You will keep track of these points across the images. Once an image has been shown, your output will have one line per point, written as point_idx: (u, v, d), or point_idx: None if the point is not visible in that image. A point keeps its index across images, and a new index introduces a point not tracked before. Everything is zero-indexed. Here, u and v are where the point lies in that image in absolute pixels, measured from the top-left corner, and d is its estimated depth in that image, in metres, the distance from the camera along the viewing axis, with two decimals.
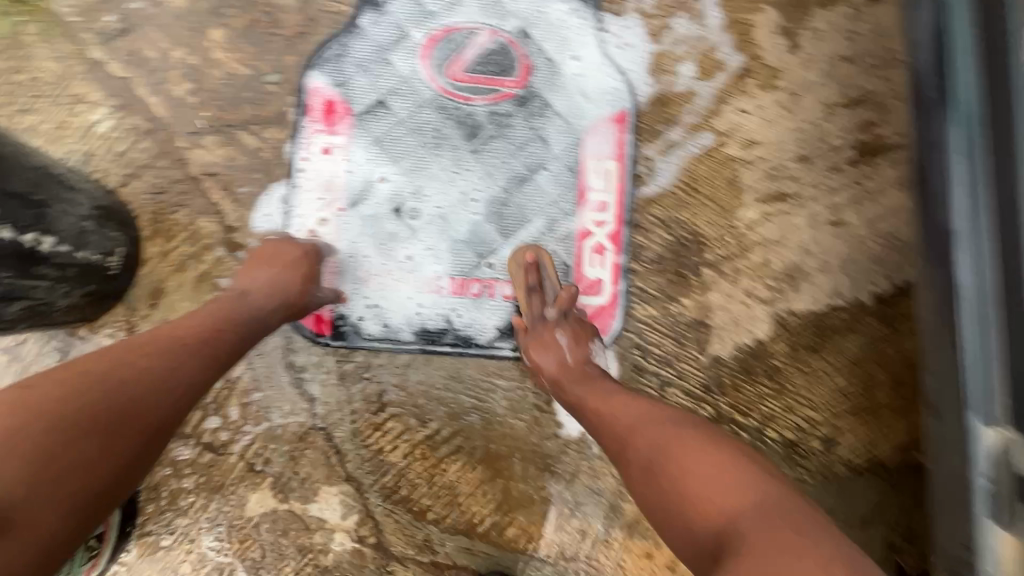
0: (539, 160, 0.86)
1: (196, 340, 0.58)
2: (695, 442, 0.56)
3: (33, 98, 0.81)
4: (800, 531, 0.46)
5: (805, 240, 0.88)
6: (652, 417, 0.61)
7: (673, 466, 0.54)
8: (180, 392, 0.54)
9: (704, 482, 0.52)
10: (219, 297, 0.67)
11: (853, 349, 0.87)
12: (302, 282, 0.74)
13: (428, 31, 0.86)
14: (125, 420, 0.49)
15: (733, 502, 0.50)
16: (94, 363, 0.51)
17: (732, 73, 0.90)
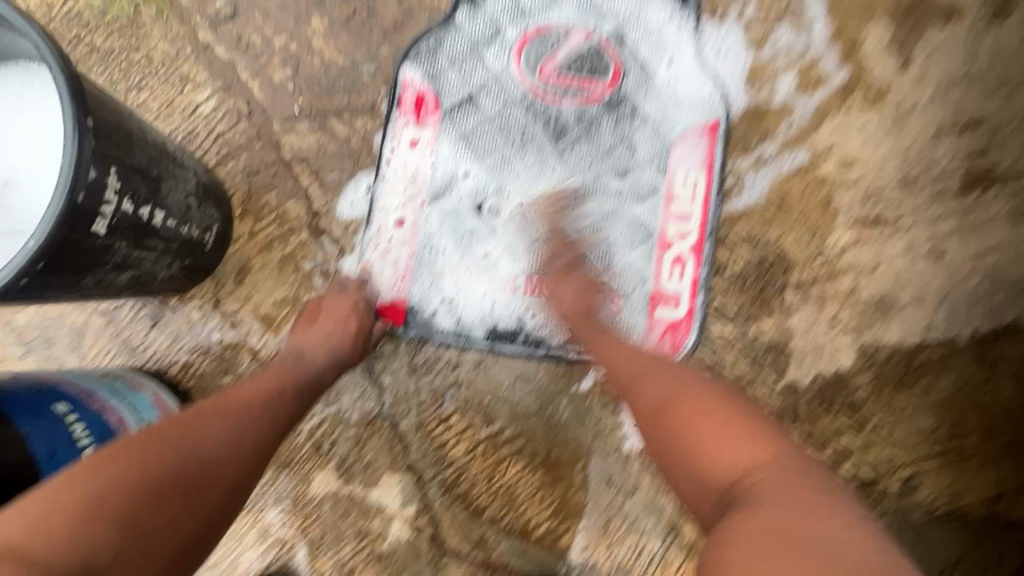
0: (624, 166, 0.85)
1: (264, 396, 0.61)
2: (718, 406, 0.56)
3: (146, 77, 0.86)
4: (813, 490, 0.48)
5: (900, 269, 0.83)
6: (675, 375, 0.62)
7: (690, 424, 0.55)
8: (252, 454, 0.55)
9: (721, 443, 0.53)
10: (283, 357, 0.70)
11: (944, 389, 0.81)
12: (356, 331, 0.76)
13: (523, 30, 0.86)
14: (205, 485, 0.50)
15: (746, 457, 0.51)
16: (172, 425, 0.52)
17: (835, 88, 0.85)
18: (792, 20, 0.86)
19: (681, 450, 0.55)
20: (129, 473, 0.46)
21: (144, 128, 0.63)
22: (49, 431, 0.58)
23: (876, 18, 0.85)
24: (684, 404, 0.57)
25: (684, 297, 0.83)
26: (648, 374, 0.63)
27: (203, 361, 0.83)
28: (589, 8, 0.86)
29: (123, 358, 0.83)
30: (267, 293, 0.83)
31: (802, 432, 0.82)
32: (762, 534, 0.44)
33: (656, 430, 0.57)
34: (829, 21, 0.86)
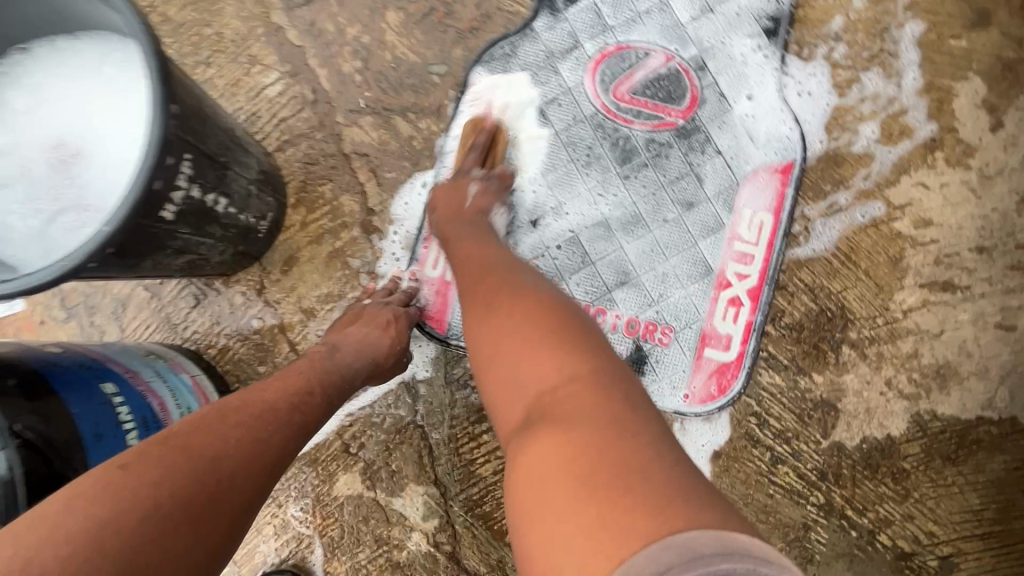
0: (689, 198, 0.82)
1: (280, 404, 0.57)
2: (531, 318, 0.54)
3: (216, 53, 0.85)
4: (593, 407, 0.45)
5: (965, 339, 0.80)
6: (505, 301, 0.57)
7: (507, 351, 0.53)
8: (266, 471, 0.51)
9: (528, 361, 0.51)
10: (310, 352, 0.66)
11: (995, 468, 0.78)
12: (390, 343, 0.72)
13: (602, 46, 0.83)
14: (215, 504, 0.46)
15: (544, 378, 0.49)
16: (181, 439, 0.48)
17: (919, 142, 0.81)
18: (881, 66, 0.82)
19: (500, 372, 0.53)
20: (132, 497, 0.42)
21: (218, 112, 0.62)
22: (97, 411, 0.56)
23: (971, 73, 0.81)
24: (503, 324, 0.55)
25: (735, 340, 0.80)
26: (484, 292, 0.59)
27: (241, 346, 0.82)
28: (673, 31, 0.83)
29: (162, 334, 0.82)
30: (312, 286, 0.82)
31: (842, 494, 0.79)
32: (562, 462, 0.41)
33: (484, 356, 0.55)
34: (921, 72, 0.82)
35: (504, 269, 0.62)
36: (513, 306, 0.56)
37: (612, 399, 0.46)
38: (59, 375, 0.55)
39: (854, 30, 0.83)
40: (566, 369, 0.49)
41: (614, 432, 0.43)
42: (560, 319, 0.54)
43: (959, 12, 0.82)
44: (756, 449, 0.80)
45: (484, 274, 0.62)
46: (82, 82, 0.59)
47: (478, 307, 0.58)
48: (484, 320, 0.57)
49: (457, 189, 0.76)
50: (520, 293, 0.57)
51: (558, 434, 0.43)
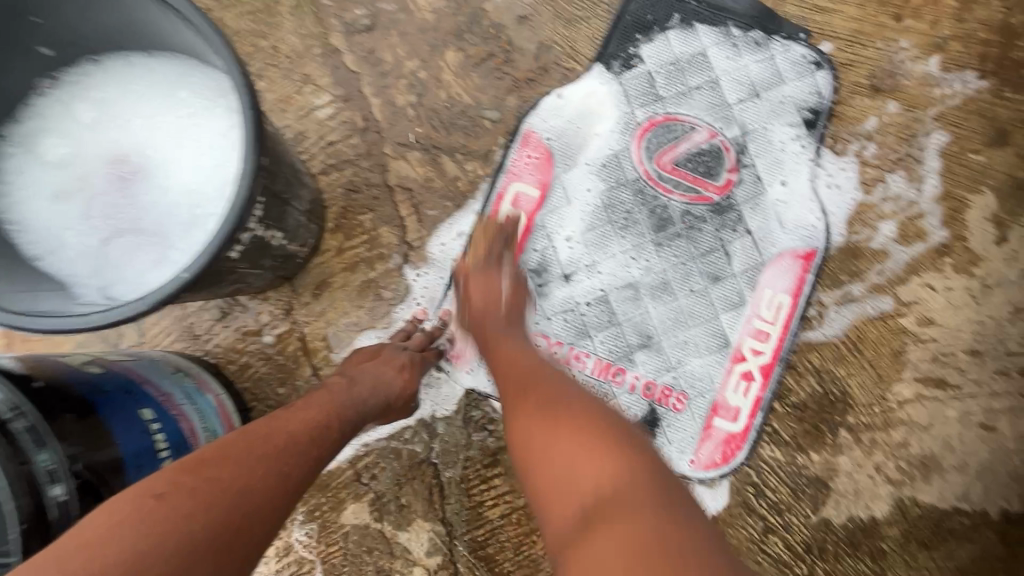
0: (716, 272, 0.85)
1: (303, 434, 0.56)
2: (582, 408, 0.59)
3: (270, 67, 0.85)
4: (641, 507, 0.51)
5: (950, 434, 0.85)
6: (558, 387, 0.62)
7: (555, 458, 0.56)
8: (290, 501, 0.51)
9: (580, 478, 0.54)
10: (327, 383, 0.67)
11: (965, 557, 0.84)
12: (402, 387, 0.72)
13: (651, 115, 0.86)
14: (240, 536, 0.46)
15: (596, 478, 0.53)
16: (211, 469, 0.48)
17: (931, 247, 0.87)
18: (906, 169, 0.87)
19: (541, 476, 0.56)
20: (164, 529, 0.43)
21: (284, 147, 0.62)
22: (139, 439, 0.57)
23: (985, 187, 0.87)
24: (547, 420, 0.58)
25: (744, 413, 0.84)
26: (529, 394, 0.62)
27: (262, 365, 0.82)
28: (719, 109, 0.86)
29: (182, 344, 0.81)
30: (341, 313, 0.82)
31: (824, 568, 0.84)
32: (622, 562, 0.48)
33: (528, 450, 0.58)
34: (941, 179, 0.87)
35: (547, 373, 0.64)
36: (563, 411, 0.59)
37: (656, 510, 0.51)
38: (103, 401, 0.55)
39: (885, 132, 0.87)
40: (614, 471, 0.53)
41: (651, 543, 0.48)
42: (606, 429, 0.57)
43: (982, 128, 0.87)
44: (750, 519, 0.84)
45: (526, 379, 0.64)
46: (152, 102, 0.59)
47: (524, 409, 0.61)
48: (535, 408, 0.60)
49: (490, 280, 0.74)
50: (564, 399, 0.60)
51: (617, 543, 0.49)
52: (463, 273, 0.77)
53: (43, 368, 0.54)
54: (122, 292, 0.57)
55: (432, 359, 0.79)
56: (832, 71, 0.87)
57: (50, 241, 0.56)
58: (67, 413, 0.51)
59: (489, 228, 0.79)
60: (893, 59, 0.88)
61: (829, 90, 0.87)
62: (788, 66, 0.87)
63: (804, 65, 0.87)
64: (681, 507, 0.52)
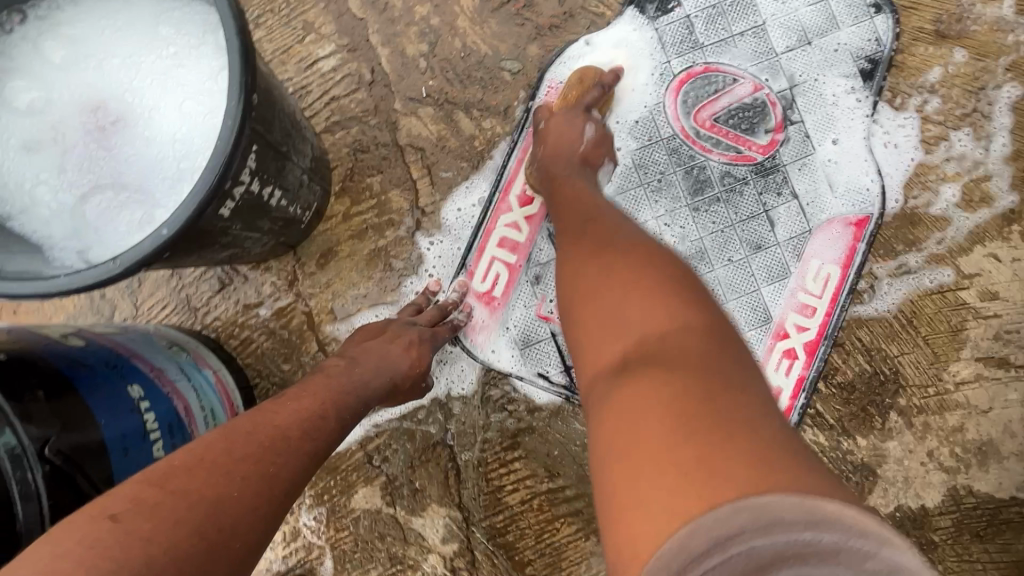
0: (758, 240, 0.77)
1: (292, 430, 0.51)
2: (637, 253, 0.54)
3: (268, 14, 0.77)
4: (682, 359, 0.43)
5: (1011, 419, 0.78)
6: (619, 232, 0.57)
7: (623, 294, 0.50)
8: (277, 508, 0.45)
9: (637, 317, 0.48)
10: (325, 367, 0.61)
11: (1023, 550, 0.77)
12: (410, 365, 0.66)
13: (688, 65, 0.77)
14: (219, 553, 0.39)
15: (651, 316, 0.47)
16: (179, 480, 0.41)
17: (998, 213, 0.78)
18: (973, 126, 0.78)
19: (590, 319, 0.52)
20: (121, 552, 0.36)
21: (281, 94, 0.55)
22: (124, 420, 0.51)
23: None
24: (598, 269, 0.54)
25: (785, 394, 0.77)
26: (585, 240, 0.58)
27: (265, 340, 0.76)
28: (766, 59, 0.77)
29: (180, 317, 0.76)
30: (349, 284, 0.76)
31: None
32: (658, 413, 0.40)
33: (575, 296, 0.54)
34: (1012, 137, 0.78)
35: (613, 215, 0.60)
36: (613, 262, 0.53)
37: (710, 372, 0.42)
38: (82, 377, 0.50)
39: (951, 84, 0.78)
40: (674, 317, 0.47)
41: (701, 388, 0.40)
42: (664, 282, 0.51)
43: None
44: None
45: (588, 219, 0.60)
46: (131, 40, 0.52)
47: (577, 246, 0.58)
48: (586, 258, 0.56)
49: (574, 124, 0.70)
50: (622, 244, 0.55)
51: (641, 395, 0.42)
52: (544, 112, 0.72)
53: (12, 341, 0.49)
54: (103, 255, 0.50)
55: (447, 334, 0.73)
56: (893, 15, 0.78)
57: (21, 199, 0.51)
58: (39, 391, 0.46)
59: (570, 97, 0.73)
60: (964, 2, 0.78)
61: (889, 36, 0.78)
62: (843, 10, 0.78)
63: (861, 7, 0.78)
64: (736, 374, 0.43)
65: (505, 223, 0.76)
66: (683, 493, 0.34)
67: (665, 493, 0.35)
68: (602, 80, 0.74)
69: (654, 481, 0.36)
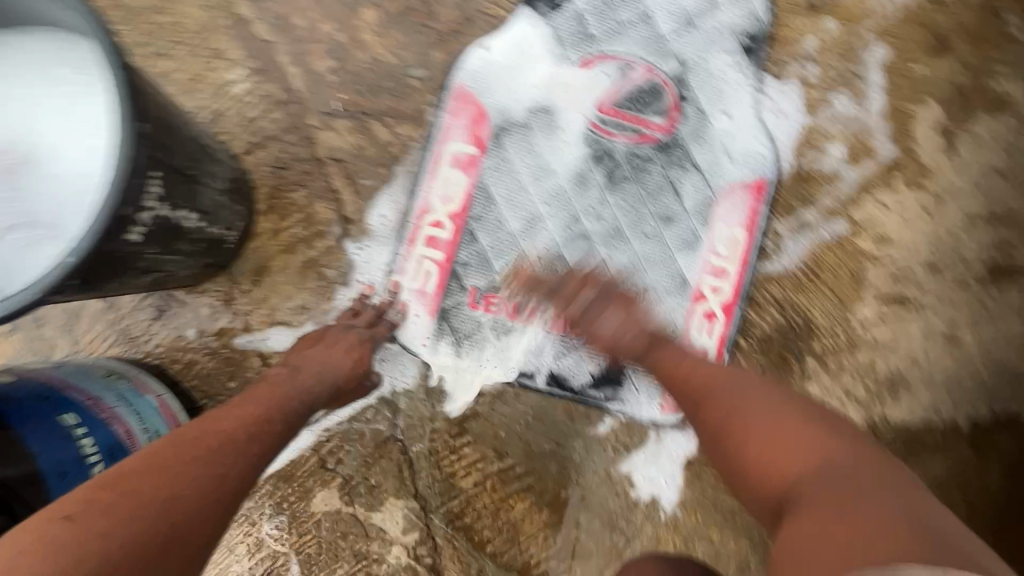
0: (669, 212, 0.83)
1: (239, 433, 0.53)
2: (763, 398, 0.56)
3: (173, 44, 0.79)
4: (854, 487, 0.44)
5: (915, 350, 0.85)
6: (732, 394, 0.57)
7: (757, 441, 0.52)
8: (230, 502, 0.49)
9: (787, 457, 0.49)
10: (266, 376, 0.64)
11: (936, 469, 0.85)
12: (352, 365, 0.70)
13: (585, 56, 0.82)
14: (173, 543, 0.43)
15: (804, 461, 0.48)
16: (132, 480, 0.45)
17: (881, 164, 0.85)
18: (850, 87, 0.85)
19: (741, 458, 0.52)
20: (81, 545, 0.39)
21: (183, 120, 0.57)
22: (57, 449, 0.55)
23: (929, 98, 0.85)
24: (742, 407, 0.55)
25: (709, 353, 0.83)
26: (704, 392, 0.59)
27: (208, 361, 0.78)
28: (655, 44, 0.83)
29: (119, 349, 0.77)
30: (284, 297, 0.79)
31: None
32: (818, 527, 0.41)
33: (713, 443, 0.56)
34: (886, 94, 0.85)
35: (714, 373, 0.61)
36: (734, 418, 0.54)
37: (869, 491, 0.44)
38: (15, 413, 0.55)
39: (826, 51, 0.85)
40: (824, 455, 0.48)
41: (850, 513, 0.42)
42: (802, 426, 0.52)
43: (921, 37, 0.85)
44: None
45: (699, 383, 0.61)
46: (36, 85, 0.54)
47: (705, 392, 0.59)
48: (723, 395, 0.58)
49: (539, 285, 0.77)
50: (753, 392, 0.57)
51: (811, 527, 0.41)
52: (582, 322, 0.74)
53: None
54: (18, 289, 0.53)
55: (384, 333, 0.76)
56: None
57: None
58: None
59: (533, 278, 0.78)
60: None
61: (764, 13, 0.84)
62: None
63: None
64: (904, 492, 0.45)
65: (430, 222, 0.80)
66: (868, 557, 0.36)
67: (836, 558, 0.37)
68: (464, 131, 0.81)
69: (827, 557, 0.38)
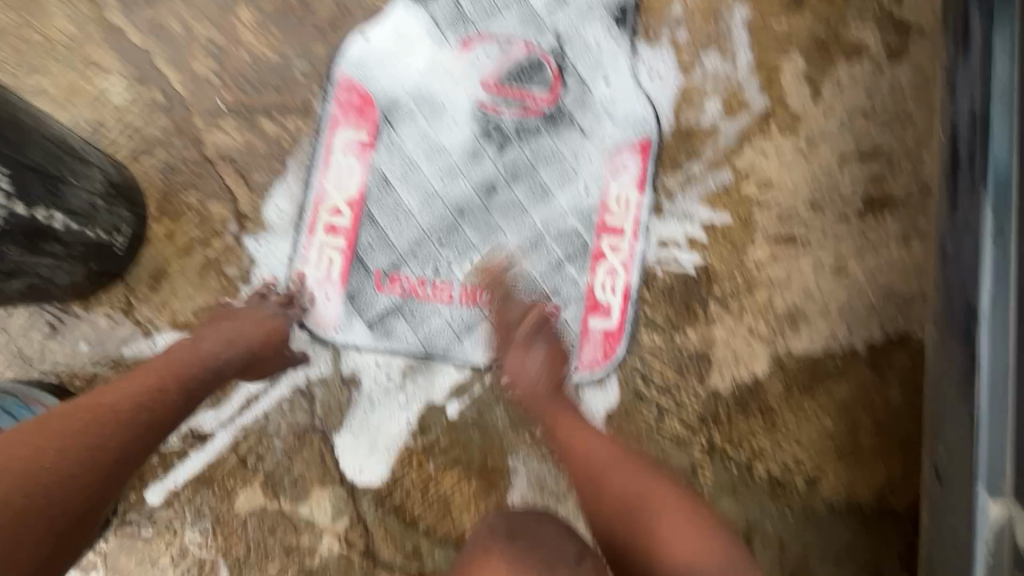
0: (563, 179, 0.86)
1: (129, 403, 0.54)
2: (648, 478, 0.64)
3: (45, 58, 0.78)
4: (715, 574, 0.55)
5: (809, 284, 0.90)
6: (628, 469, 0.65)
7: (644, 520, 0.60)
8: (115, 467, 0.50)
9: (679, 539, 0.58)
10: (173, 346, 0.65)
11: (843, 394, 0.89)
12: (266, 338, 0.71)
13: (464, 38, 0.85)
14: (41, 508, 0.45)
15: (685, 547, 0.58)
16: (5, 447, 0.46)
17: (755, 114, 0.90)
18: (718, 47, 0.91)
19: (631, 532, 0.60)
20: None
21: (46, 124, 0.61)
22: None
23: (792, 50, 0.91)
24: (635, 487, 0.63)
25: (615, 308, 0.87)
26: (596, 467, 0.66)
27: (110, 373, 0.76)
28: (531, 20, 0.87)
29: (16, 371, 0.75)
30: (186, 299, 0.78)
31: (721, 435, 0.89)
32: None
33: (611, 526, 0.62)
34: (752, 50, 0.91)
35: (609, 441, 0.69)
36: (631, 498, 0.62)
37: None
38: None
39: (692, 16, 0.90)
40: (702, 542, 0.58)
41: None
42: (683, 504, 0.62)
43: None
44: (644, 406, 0.88)
45: (599, 451, 0.67)
46: None
47: (599, 469, 0.66)
48: (617, 470, 0.65)
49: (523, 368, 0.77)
50: (640, 470, 0.65)
51: None
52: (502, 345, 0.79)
53: None
54: None
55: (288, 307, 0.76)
56: None
57: None
58: None
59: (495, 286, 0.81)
60: None
61: None
62: None
63: None
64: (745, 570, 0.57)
65: (328, 211, 0.81)
66: None
67: None
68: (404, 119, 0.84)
69: None
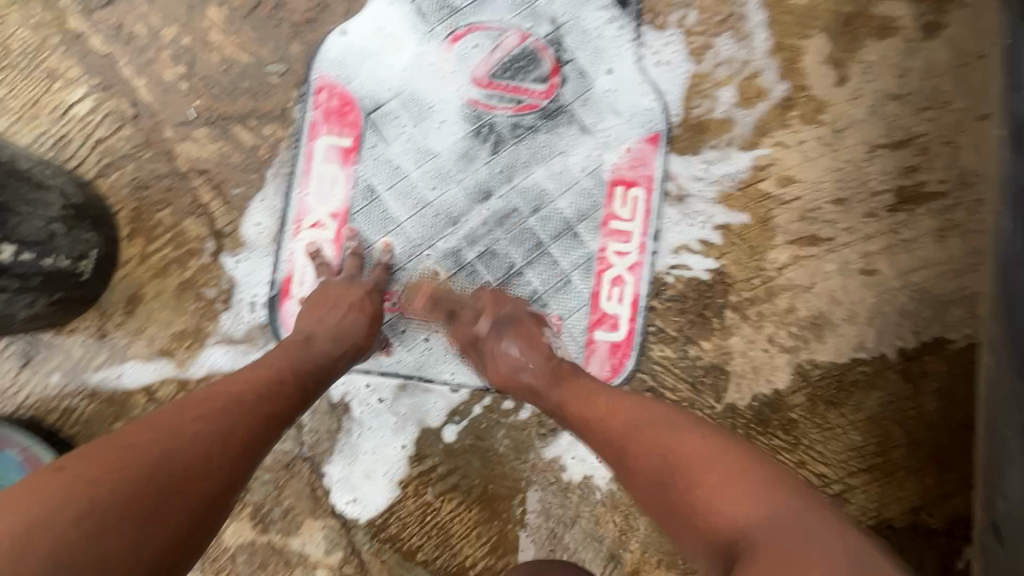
0: (563, 181, 0.79)
1: (248, 396, 0.51)
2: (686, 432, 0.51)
3: (4, 70, 0.73)
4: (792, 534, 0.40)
5: (835, 288, 0.82)
6: (657, 428, 0.53)
7: (683, 475, 0.47)
8: (238, 458, 0.47)
9: (729, 494, 0.44)
10: (286, 340, 0.62)
11: (873, 407, 0.82)
12: (366, 323, 0.67)
13: (451, 30, 0.78)
14: (170, 495, 0.42)
15: (739, 504, 0.43)
16: (134, 435, 0.44)
17: (774, 103, 0.82)
18: (732, 29, 0.82)
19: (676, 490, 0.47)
20: (67, 493, 0.38)
21: None
22: None
23: (815, 29, 0.82)
24: (668, 442, 0.50)
25: (623, 319, 0.81)
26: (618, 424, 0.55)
27: (87, 404, 0.72)
28: (524, 7, 0.79)
29: None
30: (162, 325, 0.73)
31: None
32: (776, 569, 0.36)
33: (647, 478, 0.49)
34: (770, 32, 0.82)
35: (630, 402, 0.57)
36: (663, 457, 0.49)
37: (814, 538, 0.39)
38: None
39: None
40: (759, 496, 0.44)
41: (817, 548, 0.38)
42: (729, 455, 0.48)
43: None
44: None
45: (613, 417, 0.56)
46: None
47: (618, 433, 0.54)
48: (642, 426, 0.53)
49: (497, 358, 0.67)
50: (671, 427, 0.52)
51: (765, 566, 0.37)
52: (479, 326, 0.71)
53: None
54: None
55: (384, 279, 0.74)
56: None
57: None
58: None
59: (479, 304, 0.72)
60: None
61: None
62: None
63: None
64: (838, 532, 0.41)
65: (310, 224, 0.76)
66: None
67: None
68: (388, 122, 0.77)
69: None
